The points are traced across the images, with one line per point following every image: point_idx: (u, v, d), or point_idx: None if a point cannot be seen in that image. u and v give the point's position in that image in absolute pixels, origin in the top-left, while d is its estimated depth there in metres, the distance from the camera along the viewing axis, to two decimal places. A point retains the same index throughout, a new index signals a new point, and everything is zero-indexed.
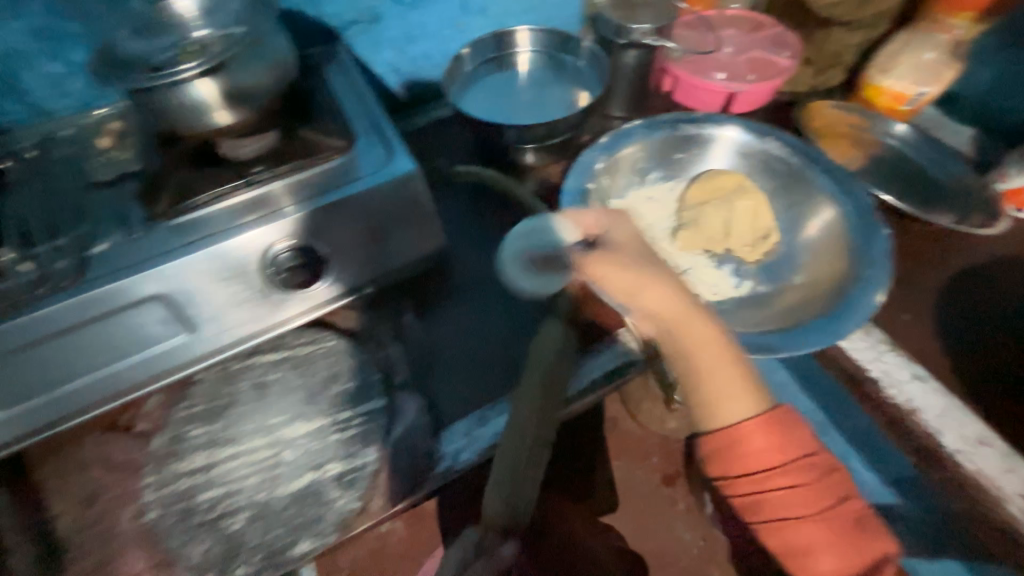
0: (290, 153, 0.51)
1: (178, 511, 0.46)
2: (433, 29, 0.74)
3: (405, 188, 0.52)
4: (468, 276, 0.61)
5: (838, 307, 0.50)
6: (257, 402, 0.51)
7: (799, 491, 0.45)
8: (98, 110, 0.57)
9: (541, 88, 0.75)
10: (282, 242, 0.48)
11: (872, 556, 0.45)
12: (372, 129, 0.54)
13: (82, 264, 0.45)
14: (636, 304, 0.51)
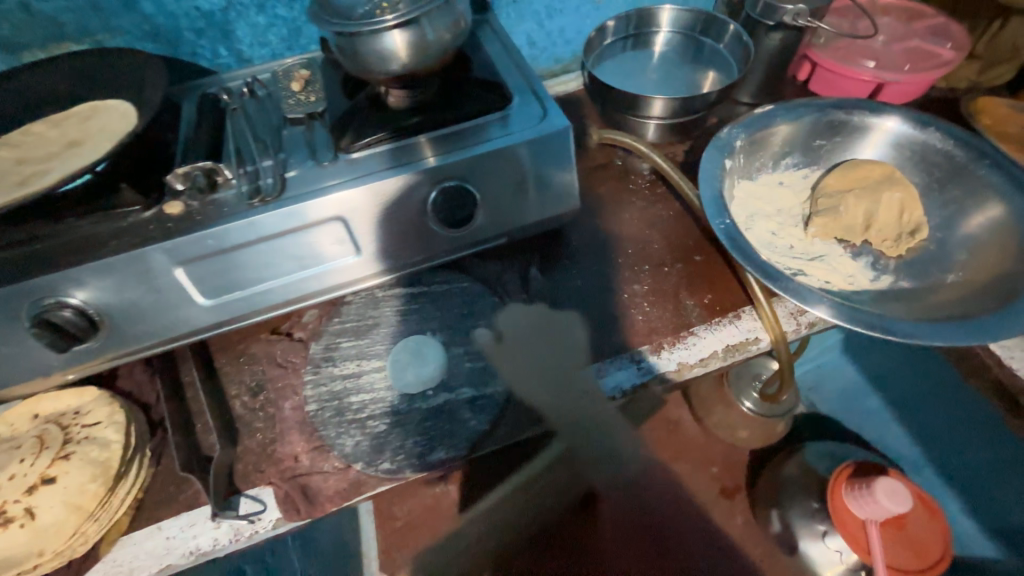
0: (455, 105, 0.56)
1: (333, 408, 0.52)
2: (574, 5, 0.76)
3: (558, 143, 0.55)
4: (590, 241, 0.64)
5: (1011, 301, 0.48)
6: (399, 327, 0.57)
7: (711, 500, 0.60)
8: (287, 59, 0.65)
9: (674, 68, 0.76)
10: (436, 182, 0.52)
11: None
12: (528, 89, 0.58)
13: (282, 183, 0.51)
14: (784, 277, 0.52)
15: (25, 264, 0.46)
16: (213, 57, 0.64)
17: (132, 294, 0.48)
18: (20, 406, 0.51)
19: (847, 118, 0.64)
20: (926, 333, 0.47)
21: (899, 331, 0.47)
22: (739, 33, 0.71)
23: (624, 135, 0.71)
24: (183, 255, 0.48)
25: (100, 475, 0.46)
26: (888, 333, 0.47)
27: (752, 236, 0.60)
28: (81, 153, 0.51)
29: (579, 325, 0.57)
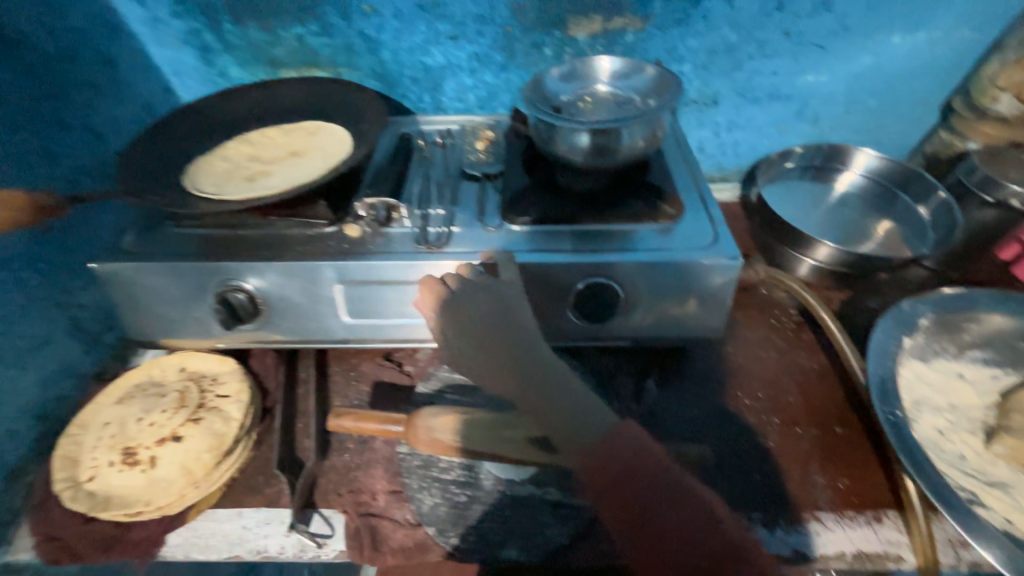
0: (623, 207, 0.57)
1: (421, 458, 0.53)
2: (757, 124, 0.75)
3: (722, 272, 0.52)
4: (713, 370, 0.60)
5: None
6: (499, 397, 0.56)
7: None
8: (477, 118, 0.71)
9: (853, 212, 0.71)
10: (586, 275, 0.52)
11: None
12: (699, 205, 0.57)
13: (446, 237, 0.55)
14: (963, 508, 0.42)
15: (230, 246, 0.54)
16: (416, 102, 0.72)
17: (293, 296, 0.54)
18: (175, 356, 0.58)
19: None
20: None
21: None
22: (946, 200, 0.65)
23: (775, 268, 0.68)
24: (347, 276, 0.53)
25: (214, 447, 0.50)
26: None
27: (920, 430, 0.52)
28: (298, 164, 0.59)
29: None
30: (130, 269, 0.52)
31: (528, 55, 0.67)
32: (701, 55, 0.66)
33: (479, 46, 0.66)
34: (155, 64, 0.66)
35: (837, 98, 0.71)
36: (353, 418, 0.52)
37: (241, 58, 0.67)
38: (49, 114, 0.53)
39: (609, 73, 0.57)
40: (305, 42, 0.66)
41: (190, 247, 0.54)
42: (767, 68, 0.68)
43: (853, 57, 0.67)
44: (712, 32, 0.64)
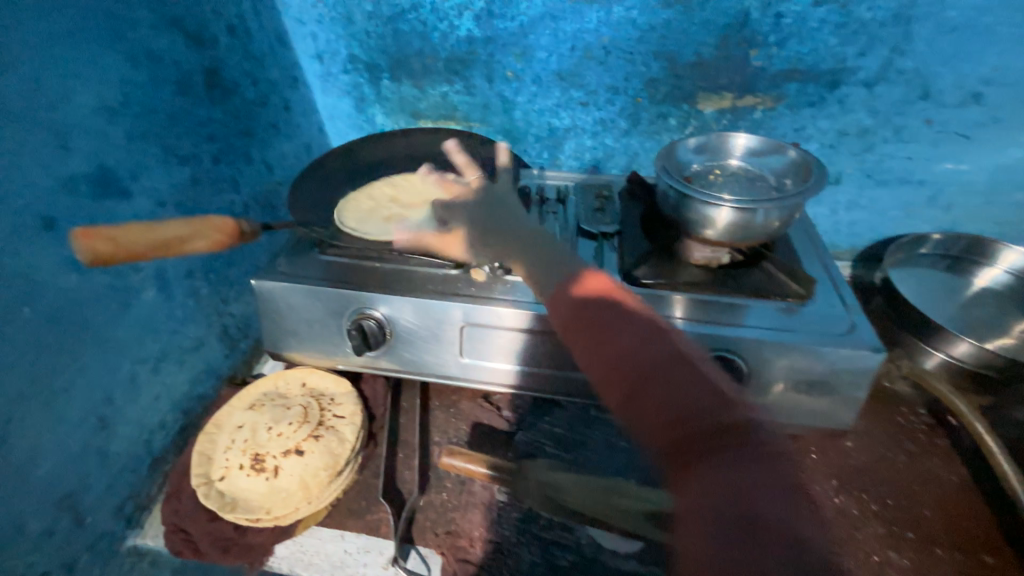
0: (746, 281, 0.56)
1: (521, 511, 0.52)
2: (882, 207, 0.72)
3: (860, 363, 0.49)
4: (833, 464, 0.55)
5: None
6: (601, 458, 0.55)
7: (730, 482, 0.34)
8: (593, 177, 0.74)
9: (994, 312, 0.65)
10: (709, 347, 0.52)
11: None
12: (830, 288, 0.55)
13: None
14: None
15: (367, 276, 0.59)
16: (535, 157, 0.76)
17: (418, 330, 0.57)
18: (298, 371, 0.63)
19: None
20: None
21: None
22: None
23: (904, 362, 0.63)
24: (473, 318, 0.56)
25: (330, 465, 0.53)
26: None
27: None
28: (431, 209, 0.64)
29: None
30: (282, 289, 0.58)
31: (652, 124, 0.69)
32: (831, 136, 0.65)
33: (605, 112, 0.69)
34: (316, 109, 0.76)
35: (978, 188, 0.67)
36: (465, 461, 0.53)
37: (387, 109, 0.75)
38: (238, 149, 0.61)
39: (745, 150, 0.58)
40: (446, 99, 0.72)
41: (333, 274, 0.59)
42: (902, 153, 0.66)
43: (1002, 149, 0.63)
44: (846, 115, 0.63)
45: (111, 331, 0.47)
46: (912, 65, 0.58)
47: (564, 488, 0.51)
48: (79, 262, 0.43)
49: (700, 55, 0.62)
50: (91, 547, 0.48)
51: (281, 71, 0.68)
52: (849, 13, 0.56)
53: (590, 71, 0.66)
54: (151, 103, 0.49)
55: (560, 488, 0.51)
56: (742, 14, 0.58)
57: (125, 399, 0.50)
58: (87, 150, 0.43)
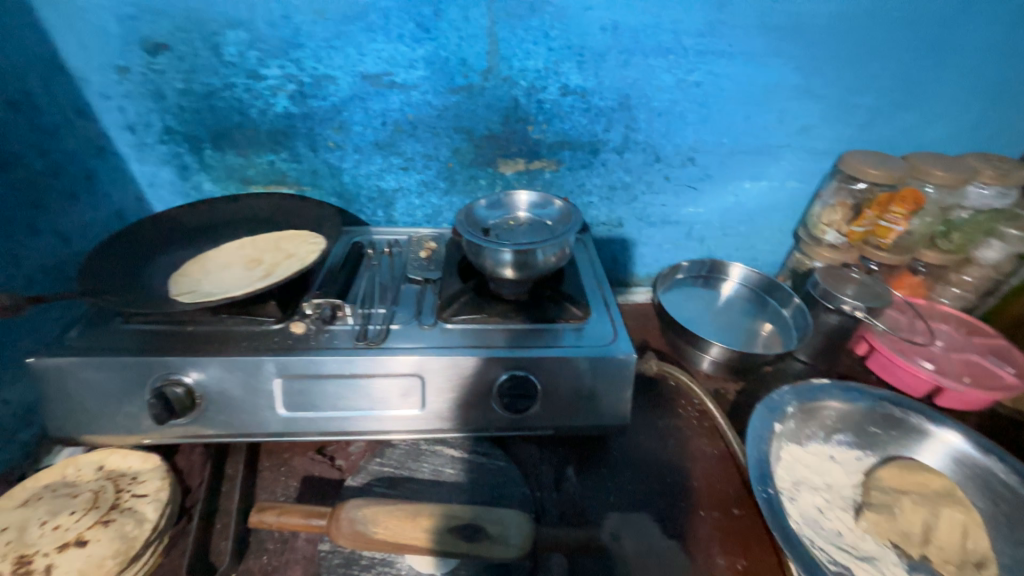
0: (539, 309, 0.67)
1: (344, 555, 0.53)
2: (656, 242, 0.91)
3: (622, 367, 0.61)
4: (627, 460, 0.65)
5: None
6: (429, 490, 0.59)
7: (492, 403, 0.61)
8: (423, 230, 0.83)
9: (737, 316, 0.85)
10: (504, 371, 0.60)
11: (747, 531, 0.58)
12: (603, 309, 0.68)
13: (384, 333, 0.62)
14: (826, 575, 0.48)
15: (174, 340, 0.58)
16: (370, 214, 0.84)
17: (231, 390, 0.57)
18: (96, 454, 0.57)
19: (910, 421, 0.66)
20: None
21: None
22: (802, 311, 0.80)
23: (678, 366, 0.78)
24: (287, 371, 0.57)
25: (120, 552, 0.48)
26: None
27: (799, 504, 0.59)
28: (253, 270, 0.65)
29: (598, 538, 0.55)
30: (69, 365, 0.54)
31: (466, 184, 0.81)
32: (604, 190, 0.83)
33: (425, 175, 0.80)
34: (133, 177, 0.74)
35: (713, 224, 0.89)
36: (282, 511, 0.53)
37: (214, 176, 0.77)
38: (20, 221, 0.58)
39: (528, 203, 0.71)
40: (274, 166, 0.76)
41: (134, 343, 0.57)
42: (657, 201, 0.85)
43: (718, 196, 0.86)
44: (611, 175, 0.81)
45: None
46: (643, 138, 0.77)
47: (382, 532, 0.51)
48: None
49: (490, 130, 0.75)
50: None
51: (82, 143, 0.66)
52: (589, 102, 0.73)
53: (403, 142, 0.75)
54: None
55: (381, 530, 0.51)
56: (514, 99, 0.72)
57: None
58: None
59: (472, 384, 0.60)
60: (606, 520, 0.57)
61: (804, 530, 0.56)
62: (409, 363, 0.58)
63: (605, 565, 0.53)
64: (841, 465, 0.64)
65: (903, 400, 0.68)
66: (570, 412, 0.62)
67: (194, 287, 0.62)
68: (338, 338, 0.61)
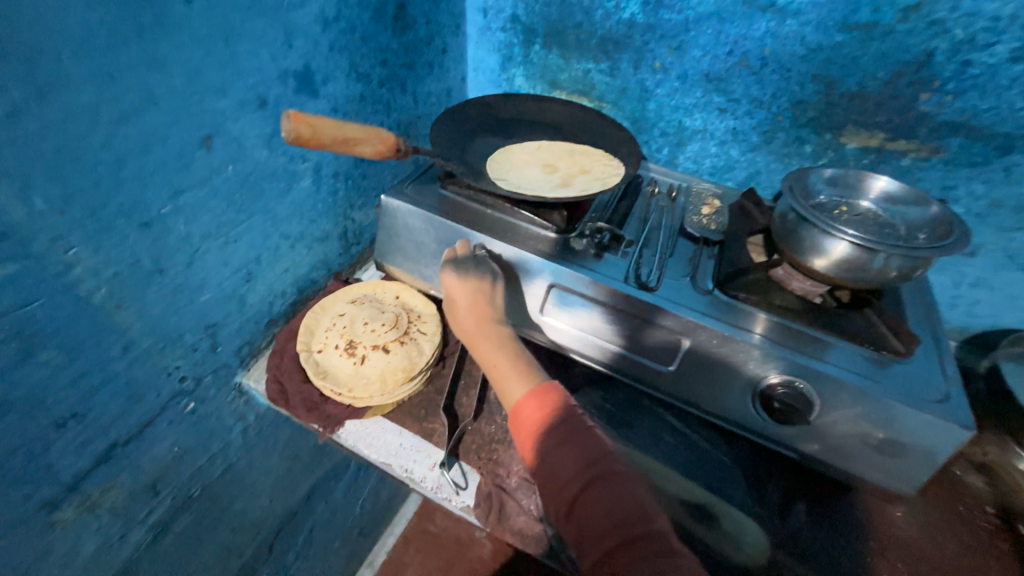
0: (841, 322, 0.56)
1: None
2: (1016, 293, 0.66)
3: (942, 437, 0.48)
4: (877, 533, 0.53)
5: None
6: (644, 443, 0.58)
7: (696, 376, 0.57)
8: (705, 184, 0.74)
9: None
10: (779, 373, 0.53)
11: None
12: (930, 355, 0.53)
13: (657, 279, 0.59)
14: None
15: (478, 218, 0.64)
16: (653, 150, 0.78)
17: (511, 278, 0.62)
18: (394, 284, 0.70)
19: None
20: None
21: None
22: None
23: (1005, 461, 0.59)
24: (561, 280, 0.60)
25: (406, 370, 0.60)
26: None
27: None
28: (549, 175, 0.67)
29: None
30: (405, 210, 0.65)
31: (784, 146, 0.68)
32: (982, 204, 0.61)
33: (740, 123, 0.69)
34: (467, 58, 0.81)
35: None
36: None
37: (530, 72, 0.79)
38: (400, 77, 0.68)
39: (881, 193, 0.56)
40: (588, 76, 0.75)
41: (450, 209, 0.65)
42: None
43: None
44: (1009, 187, 0.59)
45: (274, 205, 0.57)
46: None
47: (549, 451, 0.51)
48: (271, 141, 0.52)
49: (862, 88, 0.60)
50: (213, 373, 0.58)
51: (449, 16, 0.74)
52: None
53: (739, 79, 0.65)
54: (352, 22, 0.57)
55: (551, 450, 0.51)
56: (926, 53, 0.55)
57: (267, 262, 0.60)
58: (301, 51, 0.52)
59: (735, 368, 0.55)
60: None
61: None
62: (680, 320, 0.55)
63: None
64: None
65: None
66: (835, 450, 0.53)
67: (499, 175, 0.67)
68: (612, 266, 0.61)
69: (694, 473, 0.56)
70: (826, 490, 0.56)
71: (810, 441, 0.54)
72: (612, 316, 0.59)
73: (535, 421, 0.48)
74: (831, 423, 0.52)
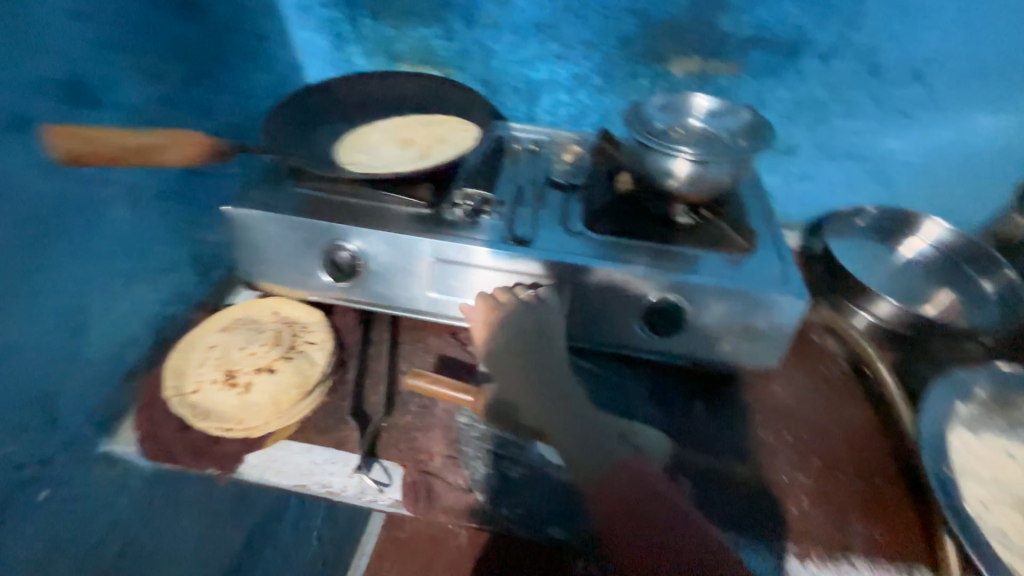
0: (698, 234, 0.61)
1: (479, 430, 0.58)
2: (830, 178, 0.78)
3: (787, 310, 0.55)
4: (759, 408, 0.61)
5: None
6: None
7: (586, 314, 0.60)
8: (565, 133, 0.77)
9: (914, 279, 0.73)
10: (655, 293, 0.57)
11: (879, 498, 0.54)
12: (769, 244, 0.61)
13: (533, 233, 0.61)
14: None
15: (342, 209, 0.61)
16: (511, 109, 0.79)
17: (390, 261, 0.60)
18: (270, 300, 0.65)
19: None
20: None
21: None
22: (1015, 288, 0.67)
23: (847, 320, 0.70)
24: (440, 254, 0.59)
25: (300, 384, 0.56)
26: None
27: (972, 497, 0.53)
28: (408, 148, 0.65)
29: (720, 470, 0.54)
30: (258, 217, 0.59)
31: (623, 83, 0.73)
32: (787, 105, 0.70)
33: (580, 67, 0.73)
34: (292, 43, 0.75)
35: (913, 164, 0.74)
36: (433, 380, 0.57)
37: (368, 50, 0.75)
38: (214, 74, 0.62)
39: (705, 109, 0.62)
40: (427, 42, 0.74)
41: (308, 206, 0.61)
42: (849, 126, 0.72)
43: (933, 128, 0.70)
44: (801, 86, 0.69)
45: (81, 240, 0.49)
46: (857, 38, 0.65)
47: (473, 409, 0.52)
48: (51, 167, 0.45)
49: (669, 16, 0.66)
50: (64, 448, 0.50)
51: (260, 1, 0.68)
52: None
53: (568, 25, 0.69)
54: (121, 14, 0.49)
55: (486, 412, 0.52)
56: None
57: (95, 307, 0.52)
58: (59, 55, 0.44)
59: (615, 297, 0.58)
60: (733, 458, 0.56)
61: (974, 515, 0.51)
62: (559, 265, 0.57)
63: (727, 497, 0.52)
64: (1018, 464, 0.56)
65: None
66: (715, 349, 0.59)
67: (352, 159, 0.63)
68: (487, 227, 0.61)
69: (606, 400, 0.60)
70: (713, 384, 0.63)
71: (692, 345, 0.59)
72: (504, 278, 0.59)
73: (614, 459, 0.48)
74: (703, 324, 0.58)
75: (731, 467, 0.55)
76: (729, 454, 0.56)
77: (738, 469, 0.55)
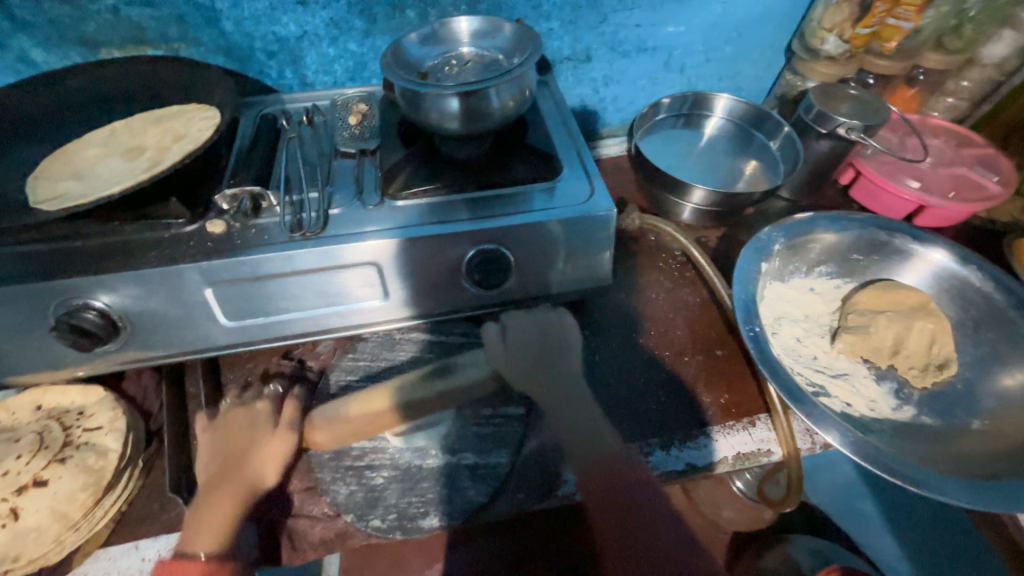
0: (504, 170, 0.57)
1: (332, 450, 0.52)
2: (631, 77, 0.78)
3: (603, 226, 0.55)
4: (611, 323, 0.63)
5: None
6: (408, 374, 0.56)
7: (410, 289, 0.54)
8: (348, 91, 0.67)
9: (722, 156, 0.77)
10: (472, 249, 0.53)
11: (719, 369, 0.59)
12: (575, 162, 0.60)
13: (322, 220, 0.52)
14: (808, 401, 0.49)
15: (63, 259, 0.47)
16: (277, 77, 0.67)
17: (157, 305, 0.49)
18: (26, 395, 0.51)
19: (926, 250, 0.64)
20: (956, 487, 0.45)
21: (919, 480, 0.45)
22: (792, 138, 0.73)
23: (673, 212, 0.73)
24: (216, 277, 0.49)
25: (91, 484, 0.46)
26: (918, 488, 0.44)
27: (788, 338, 0.60)
28: (138, 159, 0.52)
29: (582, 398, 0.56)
30: None
31: (390, 19, 0.64)
32: (566, 10, 0.67)
33: (334, 10, 0.61)
34: None
35: (696, 46, 0.76)
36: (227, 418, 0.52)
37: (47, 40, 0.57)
38: None
39: (472, 34, 0.56)
40: (126, 15, 0.58)
41: (12, 270, 0.46)
42: (631, 20, 0.70)
43: (704, 6, 0.71)
44: None
45: None
46: None
47: (213, 473, 0.49)
48: None
49: None
50: None
51: None
52: None
53: None
54: None
55: (214, 517, 0.46)
56: None
57: None
58: None
59: (434, 264, 0.53)
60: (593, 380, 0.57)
61: (790, 354, 0.59)
62: (359, 249, 0.50)
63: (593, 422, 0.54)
64: (817, 296, 0.65)
65: (888, 222, 0.66)
66: (554, 283, 0.59)
67: (57, 193, 0.49)
68: (266, 229, 0.51)
69: (464, 366, 0.57)
70: (565, 315, 0.63)
71: (530, 287, 0.58)
72: (307, 283, 0.51)
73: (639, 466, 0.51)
74: (531, 264, 0.56)
75: (592, 390, 0.56)
76: (588, 378, 0.58)
77: (600, 389, 0.57)
